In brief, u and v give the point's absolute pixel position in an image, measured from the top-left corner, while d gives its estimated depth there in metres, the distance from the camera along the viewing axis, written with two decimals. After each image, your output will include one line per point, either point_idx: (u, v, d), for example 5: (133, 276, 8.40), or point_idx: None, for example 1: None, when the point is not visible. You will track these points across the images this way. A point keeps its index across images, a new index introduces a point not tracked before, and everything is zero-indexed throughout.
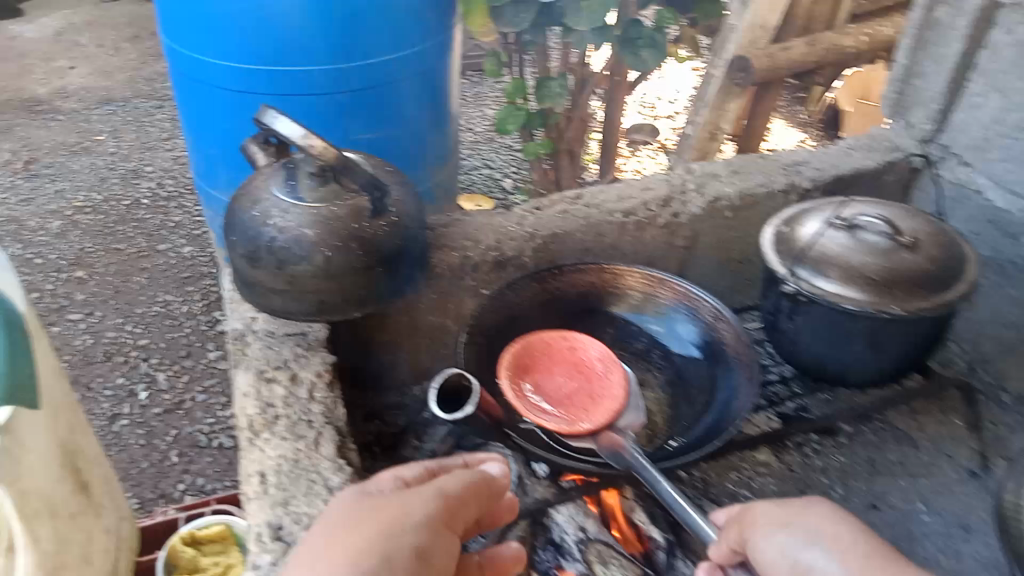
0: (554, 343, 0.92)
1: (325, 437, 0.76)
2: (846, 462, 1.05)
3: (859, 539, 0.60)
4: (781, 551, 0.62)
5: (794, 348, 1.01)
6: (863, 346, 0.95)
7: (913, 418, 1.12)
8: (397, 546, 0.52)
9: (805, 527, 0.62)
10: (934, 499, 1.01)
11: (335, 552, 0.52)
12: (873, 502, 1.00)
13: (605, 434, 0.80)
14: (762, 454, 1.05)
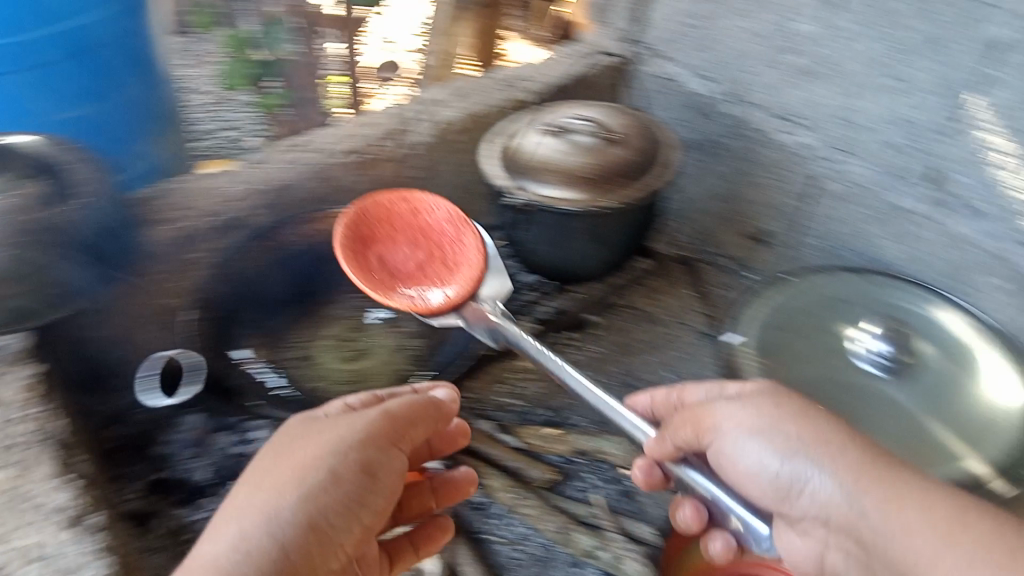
0: (394, 207, 0.93)
1: (41, 457, 0.69)
2: (600, 350, 1.19)
3: (865, 460, 0.60)
4: (757, 454, 0.63)
5: (533, 256, 1.06)
6: (590, 242, 1.01)
7: (653, 298, 1.27)
8: (345, 466, 0.59)
9: (779, 427, 0.62)
10: (678, 365, 1.17)
11: (291, 467, 0.58)
12: (627, 380, 1.15)
13: (470, 308, 0.84)
14: (527, 363, 1.17)
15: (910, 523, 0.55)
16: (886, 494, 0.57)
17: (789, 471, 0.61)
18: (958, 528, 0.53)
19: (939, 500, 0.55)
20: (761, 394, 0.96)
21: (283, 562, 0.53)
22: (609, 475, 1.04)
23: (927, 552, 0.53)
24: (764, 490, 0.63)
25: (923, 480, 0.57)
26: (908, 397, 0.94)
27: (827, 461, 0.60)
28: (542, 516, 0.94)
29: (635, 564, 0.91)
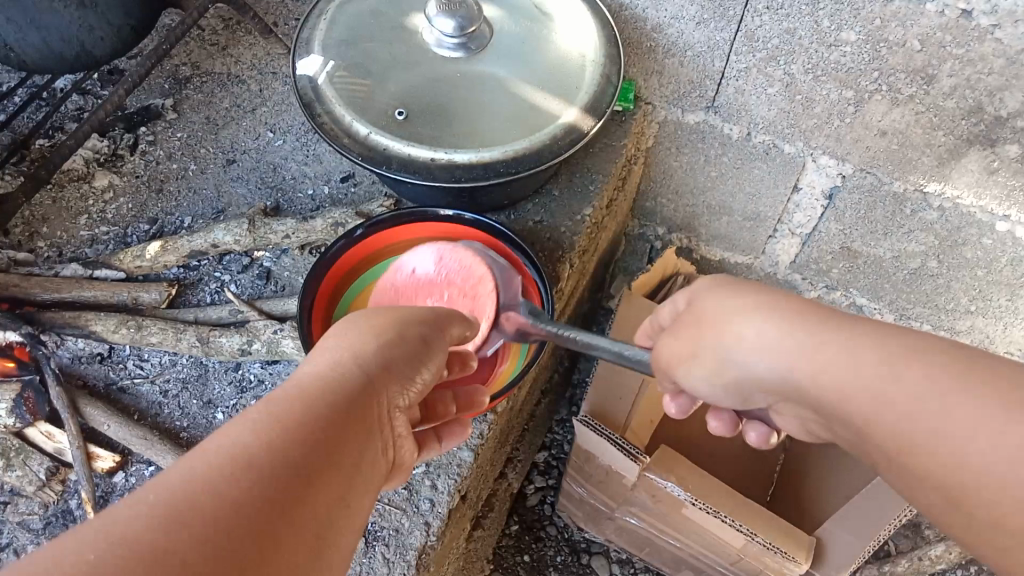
0: (395, 282, 0.80)
1: None
2: (187, 136, 1.05)
3: (793, 323, 0.55)
4: (712, 368, 0.61)
5: (11, 51, 0.91)
6: (70, 7, 0.88)
7: (227, 55, 1.13)
8: (412, 332, 0.54)
9: (710, 344, 0.60)
10: (277, 121, 1.07)
11: (360, 325, 0.53)
12: (228, 158, 1.03)
13: (505, 320, 0.74)
14: (104, 179, 1.00)
15: (852, 369, 0.50)
16: (813, 361, 0.52)
17: (746, 369, 0.58)
18: (908, 347, 0.49)
19: (863, 341, 0.51)
20: (349, 116, 0.86)
21: (354, 392, 0.46)
22: (240, 264, 0.93)
23: (874, 399, 0.49)
24: (719, 389, 0.62)
25: (838, 333, 0.52)
26: (493, 65, 0.90)
27: (751, 351, 0.57)
28: (174, 336, 0.83)
29: (288, 339, 0.83)
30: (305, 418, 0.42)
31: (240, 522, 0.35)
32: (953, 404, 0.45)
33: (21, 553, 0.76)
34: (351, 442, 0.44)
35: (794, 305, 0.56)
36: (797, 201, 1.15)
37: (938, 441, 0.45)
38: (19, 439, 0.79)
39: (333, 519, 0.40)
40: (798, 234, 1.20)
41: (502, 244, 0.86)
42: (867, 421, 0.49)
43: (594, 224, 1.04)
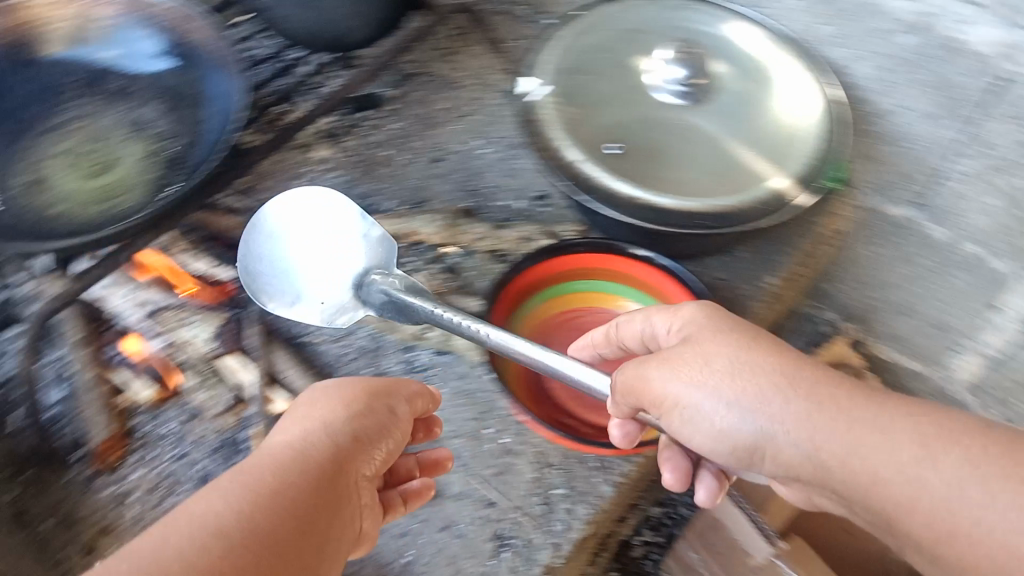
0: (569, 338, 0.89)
1: None
2: (403, 127, 1.12)
3: (807, 391, 0.53)
4: (715, 430, 0.55)
5: (282, 23, 1.01)
6: None
7: (453, 62, 1.20)
8: (375, 406, 0.65)
9: (721, 398, 0.55)
10: (487, 130, 1.12)
11: (325, 399, 0.64)
12: (436, 155, 1.09)
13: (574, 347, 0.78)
14: (324, 152, 1.08)
15: (891, 459, 0.48)
16: (845, 441, 0.50)
17: (759, 433, 0.54)
18: (922, 436, 0.49)
19: (896, 421, 0.50)
20: (563, 140, 0.88)
21: (323, 454, 0.58)
22: (430, 255, 0.97)
23: (916, 486, 0.47)
24: (724, 450, 0.56)
25: (870, 410, 0.51)
26: (715, 120, 0.91)
27: (752, 411, 0.54)
28: None
29: (462, 335, 0.88)
30: (280, 490, 0.52)
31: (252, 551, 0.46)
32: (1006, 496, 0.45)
33: (192, 467, 0.82)
34: (329, 498, 0.54)
35: (795, 367, 0.54)
36: (994, 320, 1.04)
37: (992, 535, 0.44)
38: (213, 366, 0.86)
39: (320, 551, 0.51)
40: (985, 354, 1.07)
41: (687, 294, 0.85)
42: (903, 507, 0.48)
43: (778, 295, 0.99)
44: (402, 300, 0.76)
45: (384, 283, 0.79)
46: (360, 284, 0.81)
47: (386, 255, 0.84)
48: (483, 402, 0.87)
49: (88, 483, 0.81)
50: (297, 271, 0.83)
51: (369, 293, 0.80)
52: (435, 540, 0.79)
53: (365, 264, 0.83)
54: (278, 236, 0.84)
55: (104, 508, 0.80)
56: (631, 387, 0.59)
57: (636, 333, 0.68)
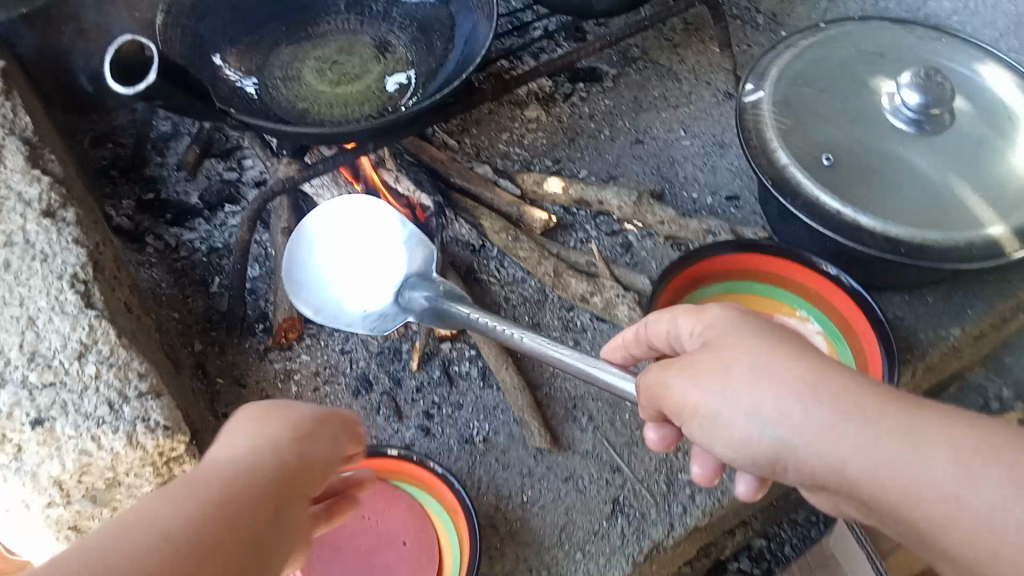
0: None
1: (11, 151, 0.75)
2: (612, 105, 1.14)
3: (835, 398, 0.45)
4: (735, 439, 0.48)
5: None
6: None
7: (675, 53, 1.21)
8: (322, 437, 0.53)
9: (738, 409, 0.47)
10: (694, 124, 1.12)
11: (261, 427, 0.51)
12: (637, 138, 1.10)
13: (613, 348, 0.65)
14: (534, 113, 1.12)
15: (924, 475, 0.42)
16: (875, 457, 0.43)
17: (778, 443, 0.46)
18: (956, 450, 0.42)
19: (932, 432, 0.43)
20: (775, 141, 0.87)
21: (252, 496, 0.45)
22: (609, 228, 1.00)
23: (953, 507, 0.41)
24: (747, 460, 0.49)
25: (905, 419, 0.44)
26: (943, 154, 0.86)
27: (789, 423, 0.46)
28: (538, 258, 0.94)
29: (624, 307, 0.91)
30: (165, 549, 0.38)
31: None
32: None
33: (353, 364, 0.90)
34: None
35: (825, 371, 0.47)
36: None
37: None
38: None
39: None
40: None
41: (866, 322, 0.82)
42: (935, 528, 0.42)
43: (957, 349, 0.94)
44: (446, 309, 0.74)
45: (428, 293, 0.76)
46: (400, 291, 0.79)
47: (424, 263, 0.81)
48: None
49: (264, 352, 0.90)
50: (332, 278, 0.83)
51: (409, 300, 0.77)
52: (556, 487, 0.82)
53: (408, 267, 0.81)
54: (317, 242, 0.85)
55: (270, 377, 0.88)
56: (654, 394, 0.52)
57: (661, 335, 0.57)
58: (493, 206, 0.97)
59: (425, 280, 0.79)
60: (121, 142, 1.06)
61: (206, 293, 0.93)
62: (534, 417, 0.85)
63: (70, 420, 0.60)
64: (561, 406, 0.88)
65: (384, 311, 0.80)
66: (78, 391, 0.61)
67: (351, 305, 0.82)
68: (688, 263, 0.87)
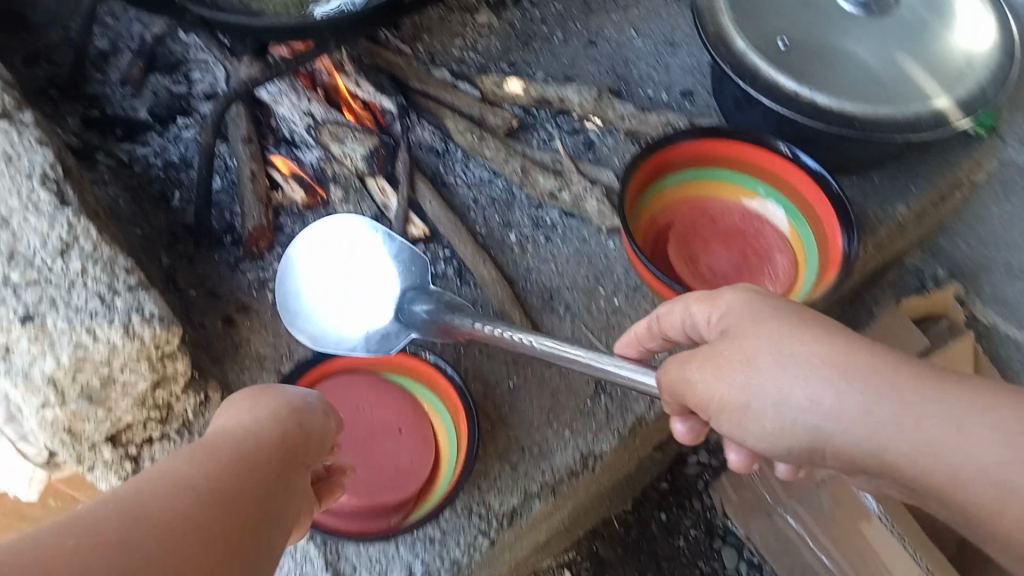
0: (695, 223, 0.93)
1: None
2: (563, 9, 1.14)
3: (870, 381, 0.47)
4: (769, 430, 0.51)
5: None
6: None
7: None
8: (314, 411, 0.57)
9: (765, 400, 0.50)
10: (644, 25, 1.13)
11: (260, 406, 0.55)
12: (590, 40, 1.11)
13: (626, 345, 0.69)
14: (486, 18, 1.12)
15: (972, 456, 0.44)
16: (915, 436, 0.46)
17: (815, 432, 0.49)
18: (1001, 428, 0.44)
19: (973, 414, 0.45)
20: (733, 28, 0.89)
21: (267, 454, 0.49)
22: (571, 127, 1.01)
23: (1003, 491, 0.43)
24: (782, 450, 0.51)
25: (943, 406, 0.46)
26: (889, 36, 0.90)
27: (821, 411, 0.48)
28: (504, 156, 0.95)
29: (592, 200, 0.93)
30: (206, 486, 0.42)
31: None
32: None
33: None
34: (263, 515, 0.45)
35: (855, 350, 0.49)
36: None
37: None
38: (359, 183, 0.93)
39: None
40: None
41: (823, 196, 0.87)
42: (988, 512, 0.44)
43: (901, 226, 1.01)
44: (449, 320, 0.73)
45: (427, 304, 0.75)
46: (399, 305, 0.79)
47: (418, 274, 0.81)
48: (600, 266, 0.93)
49: (235, 264, 0.89)
50: (324, 299, 0.82)
51: (410, 313, 0.77)
52: (541, 374, 0.86)
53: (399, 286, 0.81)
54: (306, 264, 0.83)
55: (244, 287, 0.87)
56: (673, 388, 0.55)
57: (677, 323, 0.60)
58: (455, 109, 0.97)
59: (423, 290, 0.78)
60: (56, 59, 1.00)
61: (167, 208, 0.91)
62: (515, 308, 0.87)
63: (61, 313, 0.60)
64: (538, 298, 0.90)
65: (386, 330, 0.79)
66: (65, 285, 0.62)
67: (348, 324, 0.80)
68: (655, 151, 0.89)
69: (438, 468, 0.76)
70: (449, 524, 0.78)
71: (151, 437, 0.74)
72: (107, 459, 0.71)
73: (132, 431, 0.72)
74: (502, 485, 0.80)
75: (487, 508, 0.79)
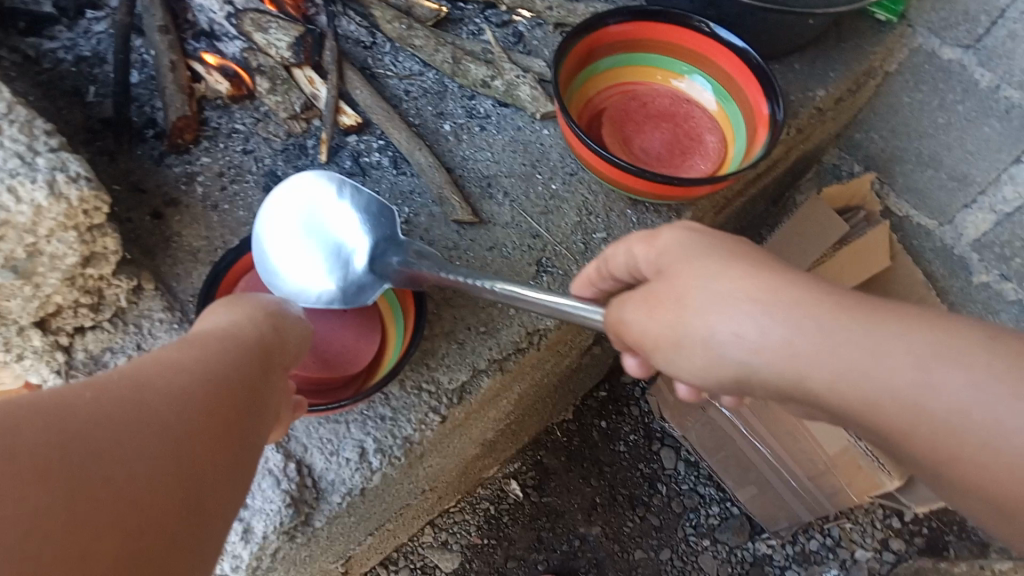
0: (626, 107, 0.93)
1: None
2: None
3: (799, 314, 0.46)
4: (698, 365, 0.50)
5: None
6: None
7: None
8: (290, 321, 0.60)
9: (695, 337, 0.49)
10: None
11: (241, 309, 0.58)
12: None
13: (583, 288, 0.65)
14: None
15: (889, 379, 0.44)
16: (836, 365, 0.45)
17: (740, 366, 0.48)
18: (926, 348, 0.43)
19: (889, 340, 0.44)
20: None
21: (248, 352, 0.52)
22: (500, 19, 1.00)
23: (913, 413, 0.43)
24: (712, 383, 0.51)
25: (860, 332, 0.45)
26: None
27: (750, 344, 0.47)
28: (434, 46, 0.95)
29: (525, 87, 0.94)
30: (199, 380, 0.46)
31: (145, 492, 0.37)
32: (1012, 414, 0.41)
33: (259, 163, 0.87)
34: (250, 410, 0.49)
35: (790, 288, 0.47)
36: (1013, 174, 1.03)
37: (1000, 471, 0.41)
38: (286, 74, 0.90)
39: (233, 473, 0.44)
40: (996, 211, 1.07)
41: (748, 70, 0.88)
42: (900, 432, 0.44)
43: (820, 110, 1.04)
44: (420, 270, 0.69)
45: (400, 255, 0.70)
46: (376, 259, 0.72)
47: (389, 225, 0.75)
48: (535, 152, 0.92)
49: (160, 159, 0.85)
50: (289, 254, 0.72)
51: (385, 265, 0.71)
52: (482, 257, 0.85)
53: (371, 237, 0.74)
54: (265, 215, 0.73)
55: (171, 181, 0.84)
56: (617, 329, 0.54)
57: (621, 264, 0.59)
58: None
59: (398, 243, 0.73)
60: None
61: (82, 103, 0.87)
62: (453, 193, 0.87)
63: None
64: (476, 185, 0.89)
65: (360, 281, 0.71)
66: None
67: (321, 281, 0.72)
68: (590, 29, 0.88)
69: (385, 347, 0.76)
70: (398, 402, 0.78)
71: (83, 326, 0.72)
72: (38, 347, 0.69)
73: (61, 317, 0.70)
74: (451, 361, 0.80)
75: (437, 385, 0.79)
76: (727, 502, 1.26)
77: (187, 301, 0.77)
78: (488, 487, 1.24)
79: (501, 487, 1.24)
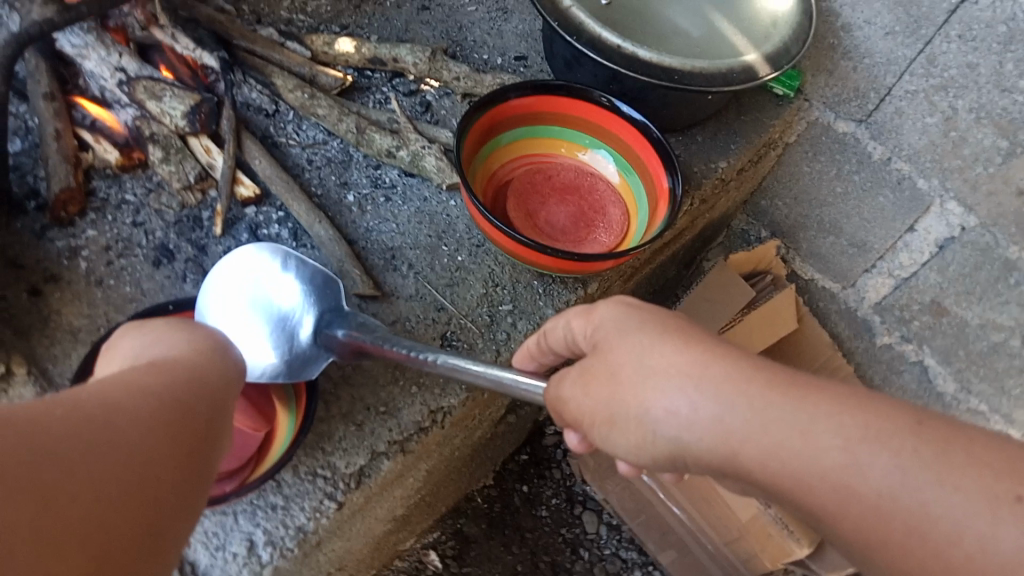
0: (532, 181, 0.93)
1: None
2: None
3: (730, 397, 0.47)
4: (632, 442, 0.50)
5: None
6: None
7: None
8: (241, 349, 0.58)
9: (628, 414, 0.49)
10: None
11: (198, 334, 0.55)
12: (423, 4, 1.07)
13: (521, 360, 0.65)
14: None
15: (814, 458, 0.44)
16: (767, 443, 0.45)
17: (672, 444, 0.48)
18: (852, 433, 0.44)
19: (816, 423, 0.45)
20: None
21: (207, 384, 0.50)
22: (407, 88, 0.99)
23: (843, 493, 0.44)
24: (646, 461, 0.50)
25: (786, 410, 0.45)
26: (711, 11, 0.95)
27: (683, 424, 0.47)
28: (337, 116, 0.93)
29: (430, 158, 0.93)
30: (158, 415, 0.44)
31: (103, 535, 0.37)
32: (934, 497, 0.42)
33: (149, 236, 0.83)
34: (205, 449, 0.47)
35: (724, 366, 0.48)
36: (907, 242, 1.07)
37: (923, 551, 0.42)
38: (181, 143, 0.87)
39: (186, 510, 0.44)
40: (894, 276, 1.11)
41: (648, 146, 0.89)
42: (828, 513, 0.44)
43: (723, 180, 1.07)
44: (361, 341, 0.68)
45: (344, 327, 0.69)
46: (320, 330, 0.71)
47: (334, 297, 0.74)
48: (441, 224, 0.91)
49: (41, 232, 0.81)
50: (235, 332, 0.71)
51: (329, 337, 0.70)
52: None
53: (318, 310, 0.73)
54: (207, 295, 0.72)
55: (53, 256, 0.80)
56: (553, 406, 0.54)
57: (561, 339, 0.58)
58: (282, 67, 0.95)
59: (343, 313, 0.71)
60: None
61: None
62: (355, 266, 0.84)
63: None
64: (379, 257, 0.87)
65: (308, 354, 0.71)
66: None
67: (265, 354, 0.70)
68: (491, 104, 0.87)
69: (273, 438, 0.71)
70: (291, 490, 0.74)
71: None
72: None
73: None
74: (347, 445, 0.77)
75: (332, 470, 0.76)
76: (649, 567, 1.24)
77: (63, 385, 0.73)
78: (406, 559, 1.18)
79: (420, 558, 1.19)
